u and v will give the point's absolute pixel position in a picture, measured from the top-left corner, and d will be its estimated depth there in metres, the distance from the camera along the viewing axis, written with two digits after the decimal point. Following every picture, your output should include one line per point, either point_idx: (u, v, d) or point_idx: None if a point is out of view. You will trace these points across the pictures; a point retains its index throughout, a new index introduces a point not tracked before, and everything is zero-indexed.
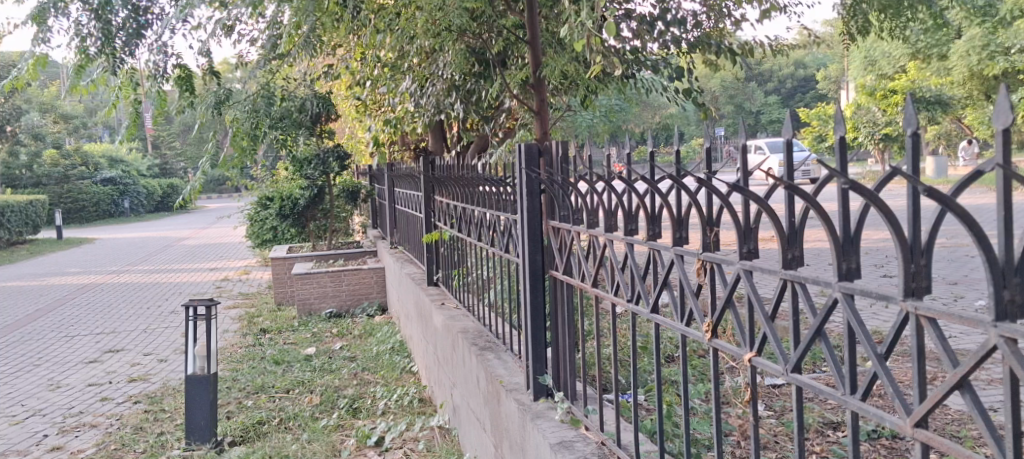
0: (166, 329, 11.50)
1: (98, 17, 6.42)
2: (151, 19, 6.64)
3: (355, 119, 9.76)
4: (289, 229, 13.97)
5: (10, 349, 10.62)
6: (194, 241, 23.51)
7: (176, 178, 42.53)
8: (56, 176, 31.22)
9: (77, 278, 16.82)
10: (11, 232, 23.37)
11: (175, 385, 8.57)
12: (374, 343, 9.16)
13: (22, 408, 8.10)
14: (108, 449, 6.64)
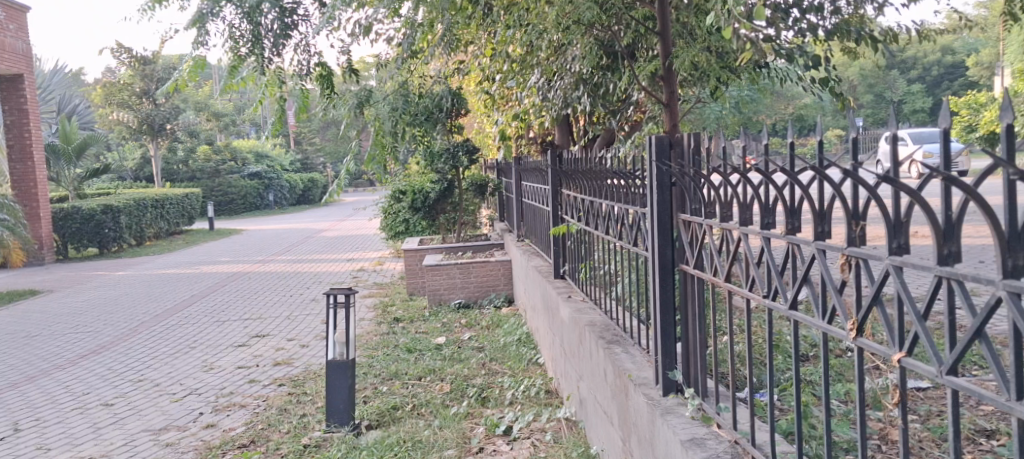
0: (308, 316, 11.95)
1: (249, 18, 6.73)
2: (296, 20, 6.94)
3: (485, 114, 9.92)
4: (420, 221, 14.30)
5: (169, 332, 11.28)
6: (333, 233, 24.34)
7: (315, 173, 44.06)
8: (209, 171, 32.89)
9: (226, 267, 17.69)
10: (169, 223, 24.76)
11: (316, 369, 8.91)
12: (502, 334, 9.28)
13: (181, 387, 8.60)
14: (256, 428, 6.99)
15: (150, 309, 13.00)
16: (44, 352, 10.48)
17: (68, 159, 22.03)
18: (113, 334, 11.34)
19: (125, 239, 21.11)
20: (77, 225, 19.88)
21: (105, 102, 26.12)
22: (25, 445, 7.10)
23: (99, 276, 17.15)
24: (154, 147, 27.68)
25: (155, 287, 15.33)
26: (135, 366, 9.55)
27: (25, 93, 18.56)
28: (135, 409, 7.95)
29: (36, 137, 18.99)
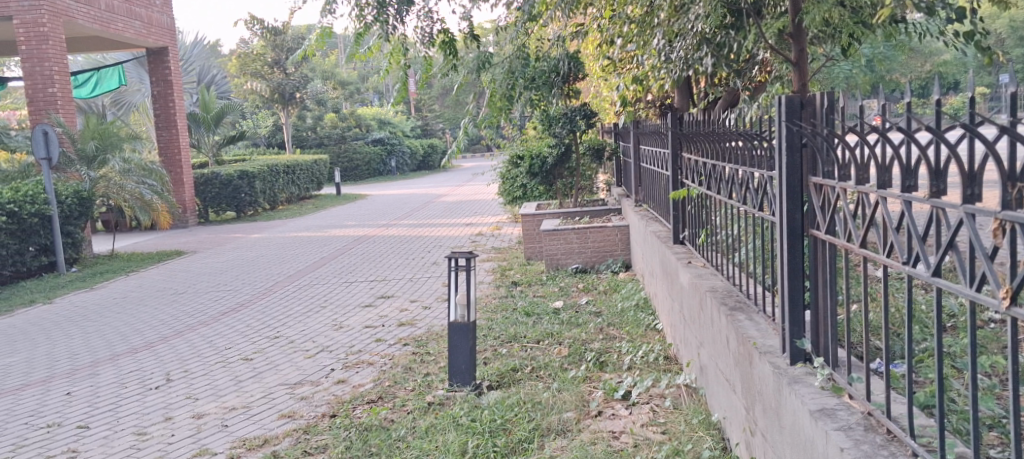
0: (430, 278, 12.18)
1: None
2: None
3: (603, 78, 9.83)
4: (538, 187, 14.36)
5: (300, 292, 11.69)
6: (452, 199, 24.62)
7: (435, 139, 44.63)
8: (335, 137, 33.76)
9: (352, 231, 18.16)
10: (300, 189, 25.54)
11: (439, 330, 9.07)
12: (620, 299, 9.24)
13: (313, 344, 8.91)
14: (383, 386, 7.21)
15: (283, 270, 13.50)
16: (190, 309, 11.03)
17: (208, 126, 22.91)
18: (251, 293, 11.83)
19: (259, 204, 21.94)
20: (216, 189, 20.82)
21: (240, 72, 27.11)
22: (175, 394, 7.51)
23: (237, 238, 17.89)
24: (285, 115, 28.55)
25: (288, 249, 15.89)
26: (271, 324, 9.95)
27: (170, 65, 19.36)
28: (273, 364, 8.28)
29: (179, 107, 19.75)
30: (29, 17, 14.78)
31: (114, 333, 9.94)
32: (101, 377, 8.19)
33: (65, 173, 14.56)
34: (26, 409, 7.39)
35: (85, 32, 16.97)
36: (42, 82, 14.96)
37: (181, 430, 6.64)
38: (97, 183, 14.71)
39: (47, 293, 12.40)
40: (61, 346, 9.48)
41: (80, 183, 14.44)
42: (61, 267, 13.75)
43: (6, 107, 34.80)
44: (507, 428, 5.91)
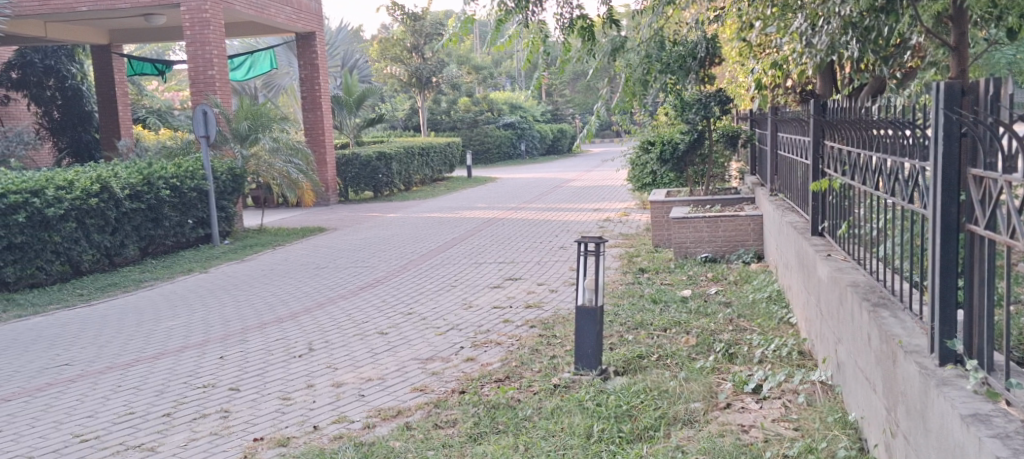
0: (558, 262, 12.21)
1: None
2: None
3: (739, 63, 9.64)
4: (668, 173, 14.37)
5: (432, 271, 11.93)
6: (581, 183, 24.58)
7: (566, 124, 44.52)
8: (468, 121, 34.50)
9: (482, 213, 18.37)
10: (432, 171, 26.01)
11: (565, 313, 9.10)
12: (751, 290, 9.04)
13: (444, 321, 9.08)
14: (510, 365, 7.29)
15: (415, 249, 13.80)
16: (329, 283, 11.42)
17: (350, 109, 23.79)
18: (385, 270, 12.14)
19: (395, 184, 22.47)
20: (356, 169, 21.47)
21: (380, 57, 27.82)
22: (315, 363, 7.78)
23: (374, 217, 18.39)
24: (422, 98, 29.05)
25: (421, 229, 16.22)
26: (404, 300, 10.20)
27: (317, 49, 19.98)
28: (406, 339, 8.49)
29: (325, 89, 20.41)
30: (193, 4, 15.52)
31: (262, 303, 10.40)
32: (249, 343, 8.58)
33: (221, 151, 15.36)
34: (184, 369, 7.81)
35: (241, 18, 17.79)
36: (203, 65, 15.69)
37: (322, 397, 6.88)
38: (248, 161, 15.44)
39: (203, 263, 13.06)
40: (215, 313, 9.98)
41: (233, 161, 15.24)
42: (215, 239, 14.53)
43: (170, 88, 36.87)
44: (633, 414, 5.86)
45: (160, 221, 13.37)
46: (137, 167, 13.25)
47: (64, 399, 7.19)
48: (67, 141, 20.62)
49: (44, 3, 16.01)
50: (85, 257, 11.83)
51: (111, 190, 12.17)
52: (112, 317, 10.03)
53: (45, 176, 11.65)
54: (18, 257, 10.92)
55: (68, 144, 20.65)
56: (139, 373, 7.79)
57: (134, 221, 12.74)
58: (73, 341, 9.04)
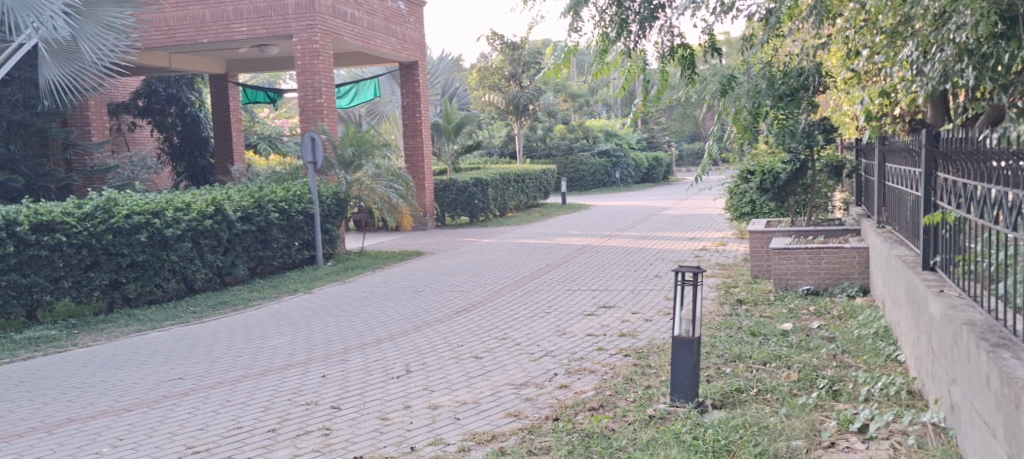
0: (653, 291, 12.06)
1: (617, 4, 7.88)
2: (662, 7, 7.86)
3: (845, 92, 9.45)
4: (768, 203, 14.16)
5: (526, 296, 11.93)
6: (677, 212, 24.32)
7: (662, 152, 44.15)
8: (563, 149, 34.56)
9: (576, 240, 18.34)
10: (528, 197, 26.13)
11: (660, 343, 8.96)
12: (856, 326, 8.74)
13: (538, 347, 9.06)
14: (604, 394, 7.21)
15: (510, 274, 13.84)
16: (426, 306, 11.52)
17: (448, 136, 24.13)
18: (481, 295, 12.20)
19: (491, 210, 22.62)
20: (453, 195, 21.72)
21: (479, 85, 28.15)
22: (413, 385, 7.85)
23: (469, 242, 18.53)
24: (519, 125, 29.24)
25: (516, 255, 16.28)
26: (499, 325, 10.22)
27: (419, 78, 20.38)
28: (501, 363, 8.49)
29: (425, 117, 20.75)
30: (305, 36, 15.98)
31: (362, 324, 10.56)
32: (350, 363, 8.72)
33: (326, 176, 15.79)
34: (289, 386, 7.98)
35: (348, 48, 18.34)
36: (312, 94, 16.14)
37: (419, 418, 6.92)
38: (352, 186, 15.77)
39: (307, 284, 13.36)
40: (317, 333, 10.18)
41: (338, 185, 15.63)
42: (320, 261, 14.87)
43: (279, 114, 37.98)
44: (731, 449, 5.72)
45: (268, 242, 13.78)
46: (248, 191, 13.72)
47: (178, 411, 7.42)
48: (185, 165, 21.58)
49: (169, 35, 16.73)
50: (199, 275, 12.29)
51: (224, 212, 12.66)
52: (220, 334, 10.33)
53: (164, 198, 12.18)
54: (139, 274, 11.43)
55: (185, 169, 21.60)
56: (247, 389, 7.98)
57: (245, 243, 13.19)
58: (186, 355, 9.36)
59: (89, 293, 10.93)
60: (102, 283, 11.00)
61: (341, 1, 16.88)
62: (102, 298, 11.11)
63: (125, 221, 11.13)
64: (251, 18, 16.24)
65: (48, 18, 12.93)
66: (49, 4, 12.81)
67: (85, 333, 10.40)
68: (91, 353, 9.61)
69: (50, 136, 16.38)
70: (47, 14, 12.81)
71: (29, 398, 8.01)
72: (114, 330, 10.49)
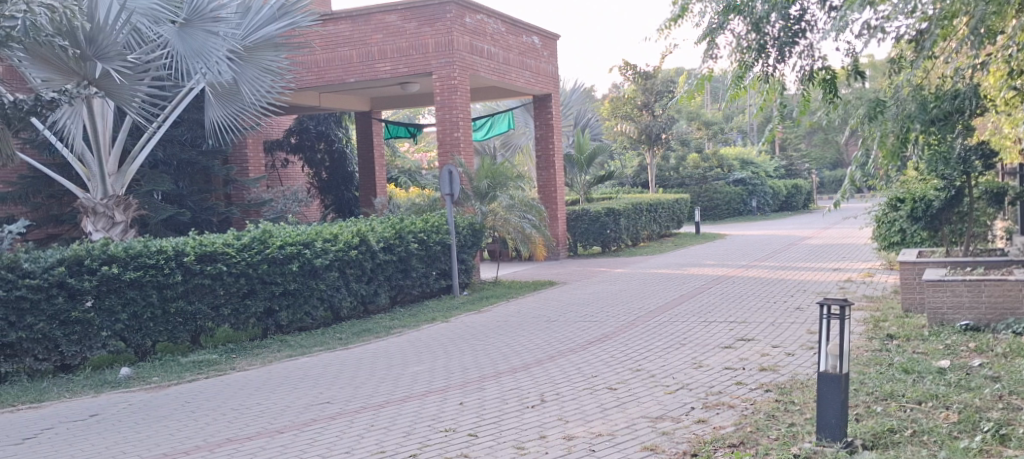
0: (795, 323, 11.57)
1: (756, 28, 7.97)
2: (802, 29, 7.91)
3: (1007, 115, 8.88)
4: (920, 232, 13.44)
5: (661, 328, 11.66)
6: (818, 241, 23.44)
7: (802, 180, 42.77)
8: (697, 177, 34.06)
9: (713, 270, 17.90)
10: (661, 226, 25.75)
11: (804, 378, 8.55)
12: (1023, 365, 8.10)
13: (674, 380, 8.81)
14: (745, 430, 6.92)
15: (643, 305, 13.59)
16: (559, 336, 11.42)
17: (581, 167, 24.13)
18: (615, 325, 12.03)
19: (623, 240, 22.38)
20: (586, 224, 21.64)
21: (611, 115, 28.13)
22: (548, 415, 7.74)
23: (602, 272, 18.34)
24: (652, 155, 28.88)
25: (649, 285, 16.02)
26: (633, 357, 10.00)
27: (552, 110, 20.45)
28: (636, 396, 8.29)
29: (559, 148, 20.79)
30: (444, 71, 16.34)
31: (498, 353, 10.55)
32: (487, 391, 8.70)
33: (463, 207, 16.01)
34: (429, 413, 8.01)
35: (485, 83, 18.61)
36: (450, 128, 16.41)
37: (554, 448, 6.82)
38: (487, 217, 15.94)
39: (443, 313, 13.48)
40: (455, 360, 10.23)
41: (473, 216, 15.87)
42: (456, 290, 14.98)
43: (419, 147, 38.87)
44: None
45: (408, 272, 14.03)
46: (390, 222, 14.04)
47: (326, 435, 7.54)
48: (332, 198, 22.27)
49: (320, 76, 17.23)
50: (345, 303, 12.60)
51: (369, 243, 12.98)
52: (360, 361, 10.51)
53: (314, 230, 12.60)
54: (291, 302, 11.81)
55: (333, 202, 22.28)
56: (388, 414, 8.07)
57: (387, 272, 13.47)
58: (333, 380, 9.58)
59: (246, 320, 11.37)
60: (258, 310, 11.41)
61: (478, 38, 17.14)
62: (257, 325, 11.53)
63: (279, 252, 11.55)
64: (395, 57, 16.66)
65: (216, 65, 13.68)
66: (216, 50, 13.56)
67: (242, 357, 10.79)
68: (246, 377, 9.94)
69: (211, 172, 17.29)
70: (215, 61, 13.58)
71: (193, 417, 8.32)
72: (268, 355, 10.83)
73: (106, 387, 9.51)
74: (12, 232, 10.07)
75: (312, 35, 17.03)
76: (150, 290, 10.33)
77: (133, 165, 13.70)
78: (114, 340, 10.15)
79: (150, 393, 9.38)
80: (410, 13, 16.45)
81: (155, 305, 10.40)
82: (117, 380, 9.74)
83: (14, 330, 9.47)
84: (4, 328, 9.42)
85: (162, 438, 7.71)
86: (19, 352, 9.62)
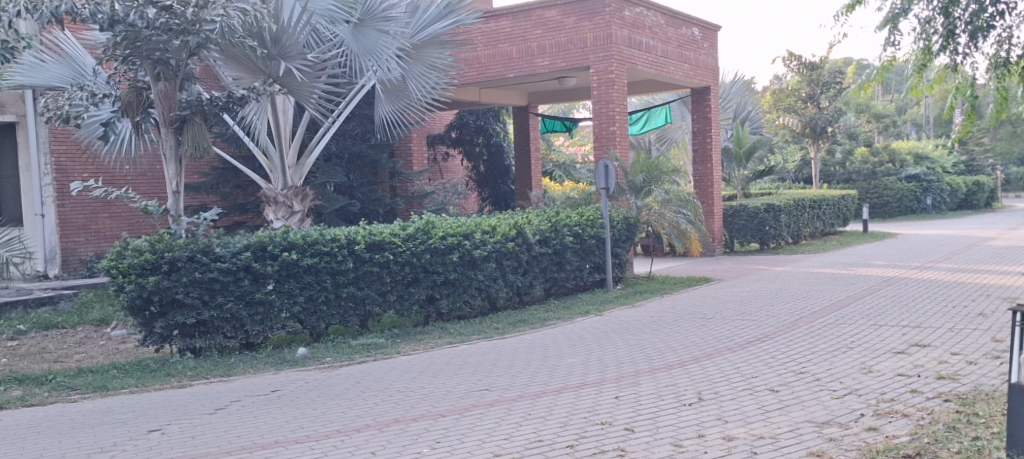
0: (978, 330, 11.01)
1: (946, 13, 8.14)
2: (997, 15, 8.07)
3: None
4: None
5: (826, 330, 11.38)
6: (1001, 243, 22.09)
7: (982, 176, 40.30)
8: (865, 173, 32.82)
9: (884, 271, 17.21)
10: (825, 224, 24.96)
11: (988, 389, 8.17)
12: None
13: (842, 385, 8.61)
14: (922, 441, 6.73)
15: (808, 306, 13.26)
16: (716, 334, 11.34)
17: (739, 161, 23.67)
18: (776, 325, 11.81)
19: (783, 237, 21.84)
20: (744, 221, 21.22)
21: (773, 108, 27.44)
22: (706, 414, 7.74)
23: (761, 270, 18.00)
24: (817, 149, 27.97)
25: (812, 284, 15.61)
26: (796, 359, 9.82)
27: (711, 103, 20.15)
28: (800, 399, 8.16)
29: (717, 143, 20.51)
30: (601, 65, 16.39)
31: (653, 348, 10.59)
32: (642, 386, 8.78)
33: (618, 201, 16.03)
34: (584, 405, 8.16)
35: (642, 76, 18.58)
36: (606, 122, 16.48)
37: (713, 449, 6.83)
38: (642, 211, 15.90)
39: (597, 306, 13.62)
40: (611, 354, 10.35)
41: (628, 210, 15.88)
42: (609, 284, 15.05)
43: (574, 141, 39.06)
44: None
45: (563, 264, 14.23)
46: (546, 215, 14.29)
47: (487, 420, 7.82)
48: (489, 191, 22.61)
49: (481, 72, 17.75)
50: (501, 294, 12.92)
51: (525, 235, 13.26)
52: (523, 351, 10.76)
53: (473, 221, 12.98)
54: (451, 291, 12.23)
55: (490, 195, 22.60)
56: (546, 404, 8.27)
57: (542, 264, 13.71)
58: (494, 368, 9.88)
59: (410, 306, 11.85)
60: (420, 297, 11.88)
61: (637, 31, 17.14)
62: (420, 311, 12.00)
63: (440, 242, 12.00)
64: (553, 52, 16.87)
65: (387, 63, 14.29)
66: (388, 49, 14.18)
67: (407, 341, 11.26)
68: (412, 361, 10.40)
69: (379, 166, 18.05)
70: (386, 59, 14.18)
71: (366, 398, 8.79)
72: (430, 342, 11.27)
73: (285, 365, 10.17)
74: (205, 220, 10.74)
75: (474, 32, 17.61)
76: (324, 275, 10.96)
77: (310, 158, 14.53)
78: (292, 321, 10.84)
79: (323, 372, 9.95)
80: (569, 8, 16.61)
81: (329, 289, 11.01)
82: (294, 359, 10.39)
83: (206, 308, 10.25)
84: (198, 306, 10.21)
85: (337, 415, 8.19)
86: (210, 330, 10.41)
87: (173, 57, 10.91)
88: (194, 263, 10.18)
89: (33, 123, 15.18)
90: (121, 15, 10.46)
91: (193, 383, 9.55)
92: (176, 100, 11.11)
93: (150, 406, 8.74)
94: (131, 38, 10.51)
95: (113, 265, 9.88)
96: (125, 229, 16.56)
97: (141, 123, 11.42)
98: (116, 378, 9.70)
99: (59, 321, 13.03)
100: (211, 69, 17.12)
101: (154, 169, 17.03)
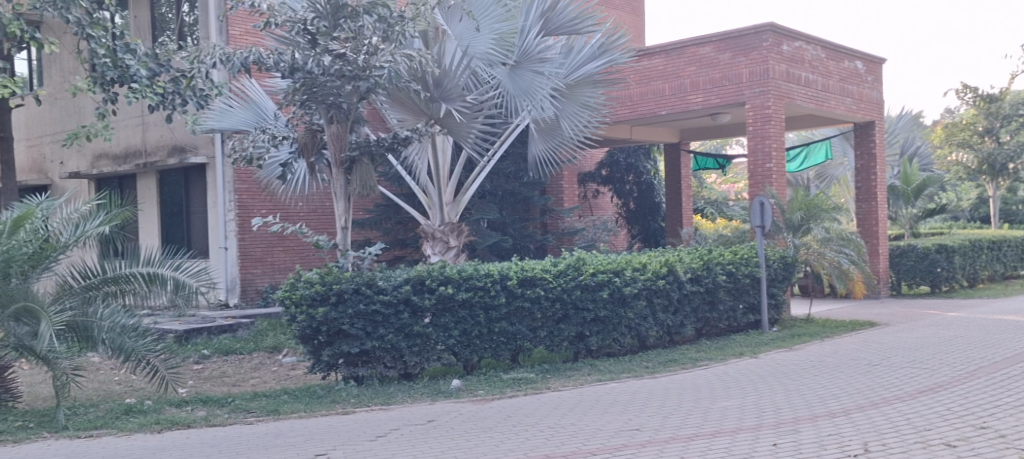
0: None
1: None
2: None
3: None
4: None
5: (1010, 382, 10.00)
6: None
7: None
8: None
9: None
10: (1006, 267, 22.75)
11: None
12: None
13: None
14: None
15: (987, 355, 11.80)
16: (884, 382, 10.14)
17: (907, 199, 21.86)
18: (950, 375, 10.50)
19: (956, 280, 19.98)
20: (912, 262, 19.56)
21: (945, 143, 25.49)
22: None
23: (931, 315, 16.40)
24: (996, 186, 25.70)
25: (993, 332, 13.98)
26: (977, 412, 8.57)
27: (875, 138, 18.83)
28: (983, 456, 7.00)
29: (883, 180, 19.08)
30: (757, 100, 15.36)
31: (815, 394, 9.53)
32: (804, 434, 7.80)
33: (774, 240, 14.92)
34: (739, 451, 7.28)
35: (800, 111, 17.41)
36: (762, 158, 15.36)
37: None
38: (800, 250, 14.71)
39: (753, 348, 12.56)
40: (767, 399, 9.36)
41: (785, 248, 14.75)
42: (765, 326, 14.00)
43: (730, 181, 37.65)
44: None
45: (715, 304, 13.25)
46: (698, 252, 13.36)
47: None
48: (638, 229, 21.67)
49: (632, 110, 17.12)
50: (651, 333, 12.10)
51: (676, 273, 12.40)
52: (673, 391, 9.91)
53: (623, 258, 12.26)
54: (600, 329, 11.49)
55: (640, 232, 21.64)
56: (699, 447, 7.45)
57: (694, 303, 12.76)
58: (644, 407, 9.08)
59: (560, 342, 11.21)
60: (571, 334, 11.22)
61: (796, 65, 16.05)
62: (570, 348, 11.33)
63: (590, 279, 11.30)
64: (707, 88, 16.00)
65: (543, 104, 13.78)
66: (543, 89, 13.69)
67: (557, 377, 10.61)
68: (561, 397, 9.73)
69: (531, 202, 17.59)
70: (541, 98, 13.68)
71: (515, 431, 8.19)
72: (581, 378, 10.58)
73: (440, 396, 9.71)
74: (369, 254, 10.45)
75: (626, 70, 17.02)
76: (478, 310, 10.45)
77: (467, 194, 14.19)
78: (447, 353, 10.38)
79: (476, 405, 9.42)
80: (726, 43, 15.74)
81: (483, 324, 10.51)
82: (449, 390, 9.90)
83: (369, 339, 9.92)
84: (361, 337, 9.89)
85: (487, 447, 7.60)
86: (373, 359, 10.08)
87: (345, 101, 10.67)
88: (359, 296, 9.85)
89: (220, 164, 15.56)
90: (301, 63, 10.52)
91: (357, 409, 9.20)
92: (347, 141, 10.94)
93: (318, 431, 8.39)
94: (309, 84, 10.43)
95: (286, 295, 9.67)
96: (298, 262, 16.63)
97: (315, 165, 11.27)
98: (288, 402, 9.45)
99: (238, 347, 13.07)
100: (378, 111, 17.19)
101: (324, 206, 17.17)
